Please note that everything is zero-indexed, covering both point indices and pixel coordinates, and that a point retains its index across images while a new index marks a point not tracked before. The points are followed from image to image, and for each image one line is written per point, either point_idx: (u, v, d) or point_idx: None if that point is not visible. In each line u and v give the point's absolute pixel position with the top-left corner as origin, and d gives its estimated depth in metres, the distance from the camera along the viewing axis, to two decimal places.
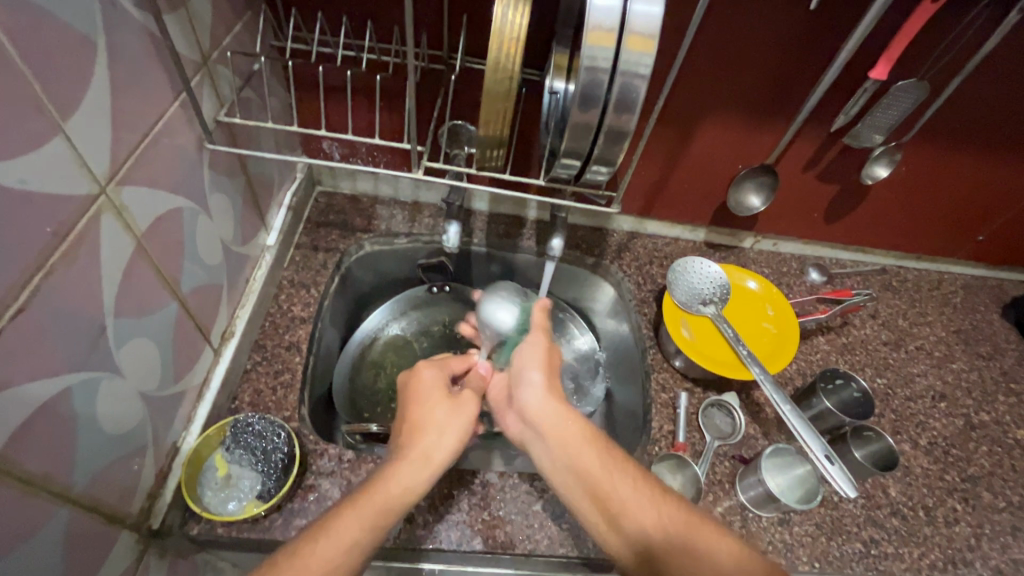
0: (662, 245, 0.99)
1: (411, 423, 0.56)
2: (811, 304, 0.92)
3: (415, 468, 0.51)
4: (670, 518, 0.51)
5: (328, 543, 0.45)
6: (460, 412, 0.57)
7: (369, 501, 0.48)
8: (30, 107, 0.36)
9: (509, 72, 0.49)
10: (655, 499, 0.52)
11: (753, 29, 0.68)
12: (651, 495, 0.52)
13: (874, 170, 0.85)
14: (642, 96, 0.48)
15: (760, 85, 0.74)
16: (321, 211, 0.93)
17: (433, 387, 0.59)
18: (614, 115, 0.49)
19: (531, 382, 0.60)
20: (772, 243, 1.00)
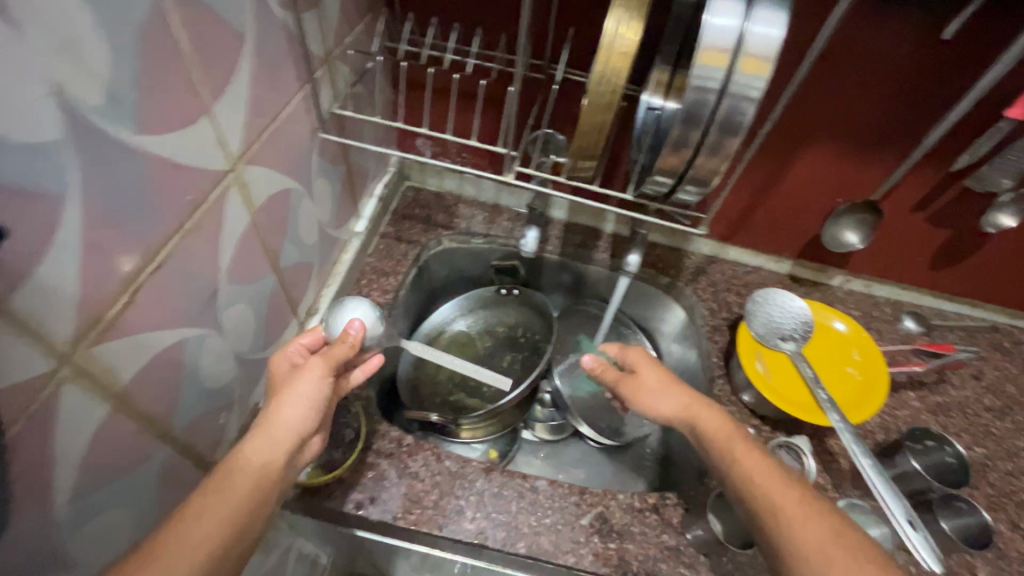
0: (741, 273, 0.95)
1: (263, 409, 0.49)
2: (904, 356, 0.86)
3: (271, 451, 0.45)
4: (782, 500, 0.47)
5: (179, 541, 0.37)
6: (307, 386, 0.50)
7: (221, 491, 0.41)
8: (191, 90, 0.40)
9: (614, 85, 0.49)
10: (777, 480, 0.49)
11: (875, 56, 0.64)
12: (770, 473, 0.50)
13: (997, 219, 0.77)
14: (748, 120, 0.47)
15: (874, 116, 0.70)
16: (406, 204, 0.98)
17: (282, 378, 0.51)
18: (716, 135, 0.48)
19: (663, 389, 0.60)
20: (864, 284, 0.94)
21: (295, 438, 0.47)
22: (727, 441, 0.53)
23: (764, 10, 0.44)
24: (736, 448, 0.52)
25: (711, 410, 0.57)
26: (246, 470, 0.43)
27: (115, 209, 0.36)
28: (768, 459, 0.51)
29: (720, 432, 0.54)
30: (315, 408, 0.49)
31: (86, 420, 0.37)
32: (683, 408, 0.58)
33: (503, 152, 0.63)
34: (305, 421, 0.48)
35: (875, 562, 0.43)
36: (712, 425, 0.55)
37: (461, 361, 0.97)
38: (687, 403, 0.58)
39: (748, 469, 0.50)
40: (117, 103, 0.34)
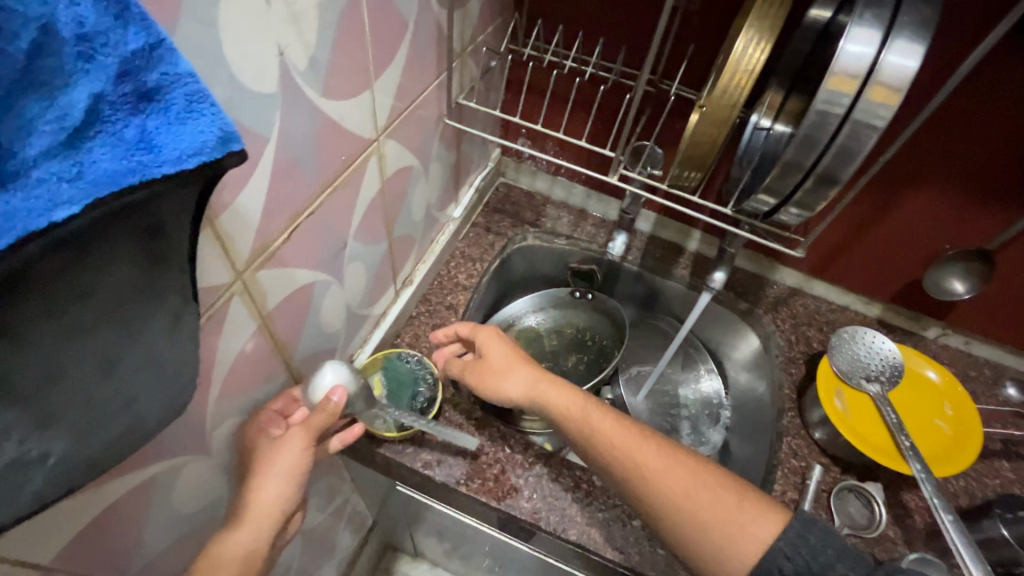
0: (825, 310, 0.93)
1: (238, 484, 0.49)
2: (1002, 421, 0.81)
3: (250, 538, 0.47)
4: (655, 468, 0.54)
5: None
6: (280, 470, 0.49)
7: None
8: (364, 66, 0.47)
9: (733, 103, 0.51)
10: (631, 440, 0.56)
11: (1011, 102, 0.62)
12: (629, 437, 0.57)
13: None
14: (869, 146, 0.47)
15: (1002, 162, 0.67)
16: (499, 198, 1.03)
17: (255, 450, 0.49)
18: (831, 161, 0.49)
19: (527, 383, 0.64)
20: (964, 340, 0.89)
21: (276, 515, 0.49)
22: (583, 415, 0.60)
23: (902, 41, 0.44)
24: (590, 421, 0.59)
25: (555, 385, 0.63)
26: (232, 560, 0.46)
27: (294, 158, 0.42)
28: (622, 422, 0.58)
29: (572, 406, 0.61)
30: (294, 484, 0.50)
31: (239, 332, 0.44)
32: (555, 394, 0.62)
33: (611, 155, 0.68)
34: (284, 493, 0.50)
35: (762, 509, 0.51)
36: (560, 404, 0.61)
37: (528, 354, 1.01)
38: (531, 383, 0.64)
39: (607, 437, 0.57)
40: (315, 70, 0.40)
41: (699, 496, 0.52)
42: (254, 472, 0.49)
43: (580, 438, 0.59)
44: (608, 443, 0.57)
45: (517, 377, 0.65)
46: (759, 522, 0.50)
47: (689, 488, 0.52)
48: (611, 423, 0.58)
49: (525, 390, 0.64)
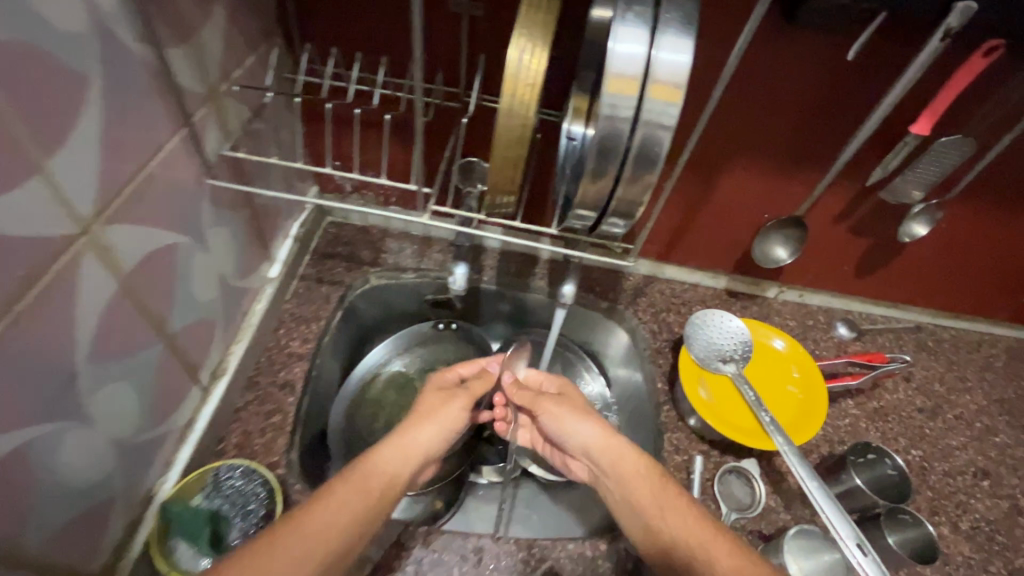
0: (680, 291, 0.94)
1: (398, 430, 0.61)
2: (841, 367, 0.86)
3: (377, 484, 0.55)
4: (713, 555, 0.51)
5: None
6: (433, 424, 0.63)
7: (298, 540, 0.47)
8: (7, 148, 0.33)
9: (524, 119, 0.45)
10: (690, 520, 0.55)
11: (787, 75, 0.64)
12: (695, 519, 0.55)
13: (913, 229, 0.79)
14: (665, 149, 0.44)
15: (791, 133, 0.70)
16: (329, 241, 0.91)
17: (431, 404, 0.66)
18: (634, 167, 0.45)
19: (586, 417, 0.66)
20: (798, 294, 0.95)
21: (419, 455, 0.60)
22: (656, 477, 0.59)
23: (670, 36, 0.42)
24: (665, 490, 0.58)
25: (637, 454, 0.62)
26: (382, 474, 0.56)
27: None
28: (694, 508, 0.56)
29: (649, 475, 0.60)
30: (445, 433, 0.63)
31: None
32: (616, 446, 0.63)
33: (416, 188, 0.57)
34: (433, 440, 0.62)
35: None
36: (634, 469, 0.60)
37: (399, 405, 0.91)
38: (610, 443, 0.63)
39: (675, 511, 0.56)
40: None
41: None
42: (423, 416, 0.64)
43: (633, 504, 0.58)
44: (666, 510, 0.56)
45: (585, 428, 0.65)
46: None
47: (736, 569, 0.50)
48: (678, 500, 0.57)
49: (599, 444, 0.63)
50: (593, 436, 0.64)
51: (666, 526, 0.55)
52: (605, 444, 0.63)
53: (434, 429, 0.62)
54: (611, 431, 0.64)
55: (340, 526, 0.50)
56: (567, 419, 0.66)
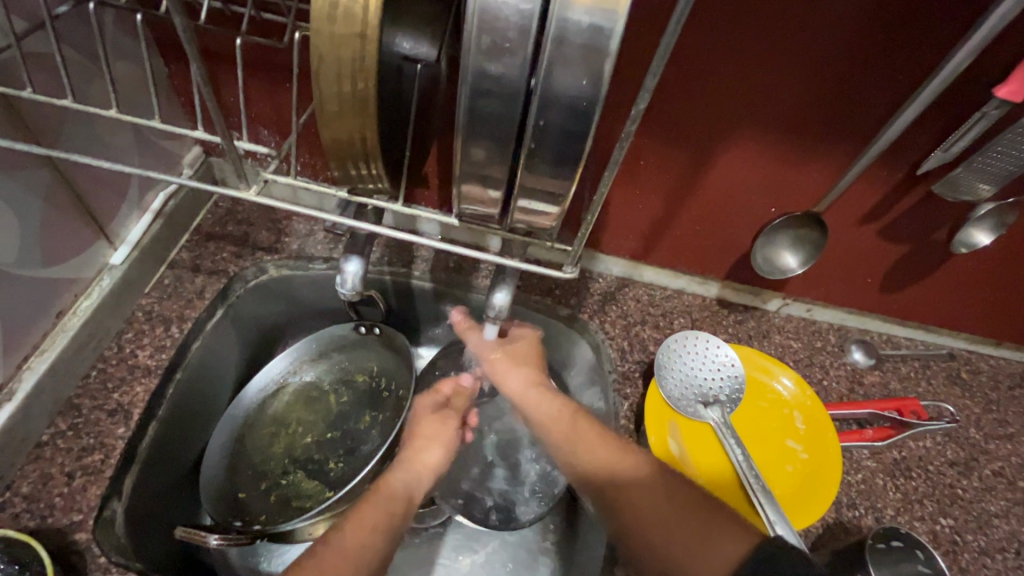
0: (660, 298, 0.73)
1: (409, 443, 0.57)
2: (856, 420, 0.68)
3: (399, 501, 0.52)
4: (639, 497, 0.47)
5: None
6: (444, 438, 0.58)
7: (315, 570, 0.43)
8: None
9: (360, 25, 0.27)
10: (608, 460, 0.50)
11: (814, 5, 0.44)
12: (609, 452, 0.50)
13: (970, 237, 0.60)
14: (600, 79, 0.26)
15: (813, 97, 0.51)
16: (216, 218, 0.70)
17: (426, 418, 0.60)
18: (544, 106, 0.27)
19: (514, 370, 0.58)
20: (806, 308, 0.76)
21: (428, 476, 0.56)
22: (573, 420, 0.54)
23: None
24: (578, 430, 0.53)
25: (545, 396, 0.56)
26: (397, 492, 0.53)
27: None
28: (607, 441, 0.51)
29: (560, 422, 0.54)
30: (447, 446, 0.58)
31: None
32: (539, 398, 0.56)
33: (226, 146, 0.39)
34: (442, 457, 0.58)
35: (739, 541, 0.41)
36: (548, 418, 0.55)
37: (304, 425, 0.71)
38: (529, 388, 0.57)
39: (592, 456, 0.51)
40: None
41: (682, 528, 0.44)
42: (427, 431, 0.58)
43: (564, 453, 0.53)
44: (587, 456, 0.51)
45: (513, 375, 0.58)
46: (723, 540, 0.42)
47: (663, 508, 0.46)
48: (594, 440, 0.51)
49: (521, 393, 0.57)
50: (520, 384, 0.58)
51: (575, 458, 0.51)
52: (534, 401, 0.56)
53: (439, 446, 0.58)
54: (534, 373, 0.58)
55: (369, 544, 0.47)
56: (502, 370, 0.58)
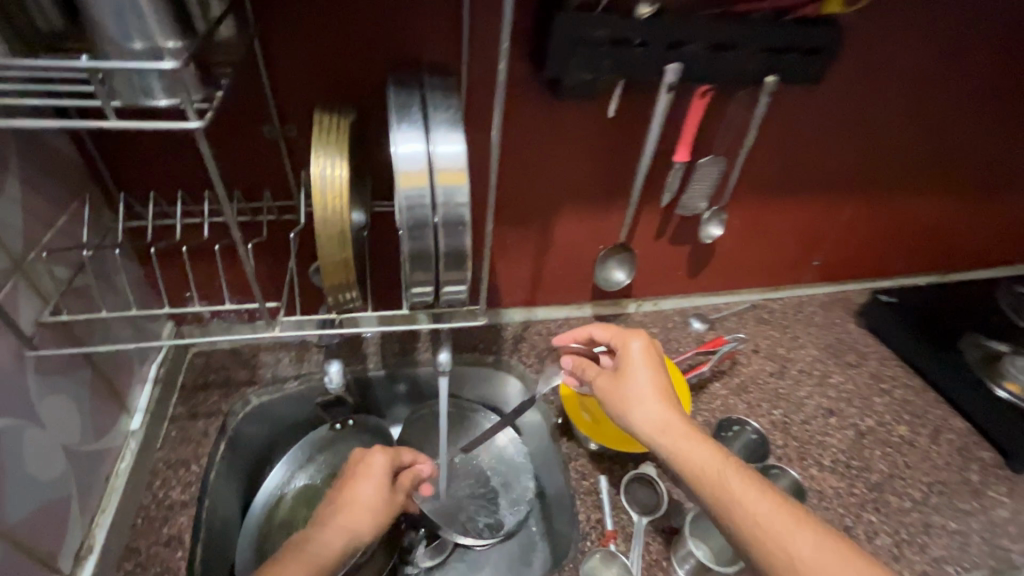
0: (555, 328, 1.01)
1: (340, 500, 0.65)
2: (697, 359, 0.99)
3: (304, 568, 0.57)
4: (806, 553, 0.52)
5: None
6: (372, 500, 0.66)
7: None
8: None
9: (341, 224, 0.50)
10: (770, 507, 0.55)
11: (569, 134, 0.75)
12: (773, 505, 0.55)
13: (709, 230, 0.94)
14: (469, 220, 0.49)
15: (593, 178, 0.81)
16: (197, 372, 0.85)
17: (356, 474, 0.68)
18: (446, 237, 0.50)
19: (648, 397, 0.66)
20: (653, 303, 1.08)
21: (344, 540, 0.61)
22: (720, 473, 0.58)
23: (443, 132, 0.48)
24: (728, 482, 0.57)
25: (697, 445, 0.61)
26: (307, 556, 0.58)
27: None
28: (768, 493, 0.56)
29: (712, 470, 0.59)
30: (370, 509, 0.65)
31: None
32: (671, 428, 0.63)
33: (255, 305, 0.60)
34: (385, 514, 0.66)
35: None
36: (695, 461, 0.60)
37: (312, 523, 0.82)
38: (665, 423, 0.64)
39: (753, 504, 0.55)
40: None
41: None
42: (349, 498, 0.65)
43: (716, 498, 0.57)
44: (749, 502, 0.55)
45: (652, 408, 0.65)
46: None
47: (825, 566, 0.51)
48: (752, 489, 0.56)
49: (651, 424, 0.64)
50: (654, 415, 0.64)
51: (737, 506, 0.56)
52: (663, 429, 0.63)
53: (382, 502, 0.66)
54: (669, 408, 0.65)
55: None
56: (647, 398, 0.66)
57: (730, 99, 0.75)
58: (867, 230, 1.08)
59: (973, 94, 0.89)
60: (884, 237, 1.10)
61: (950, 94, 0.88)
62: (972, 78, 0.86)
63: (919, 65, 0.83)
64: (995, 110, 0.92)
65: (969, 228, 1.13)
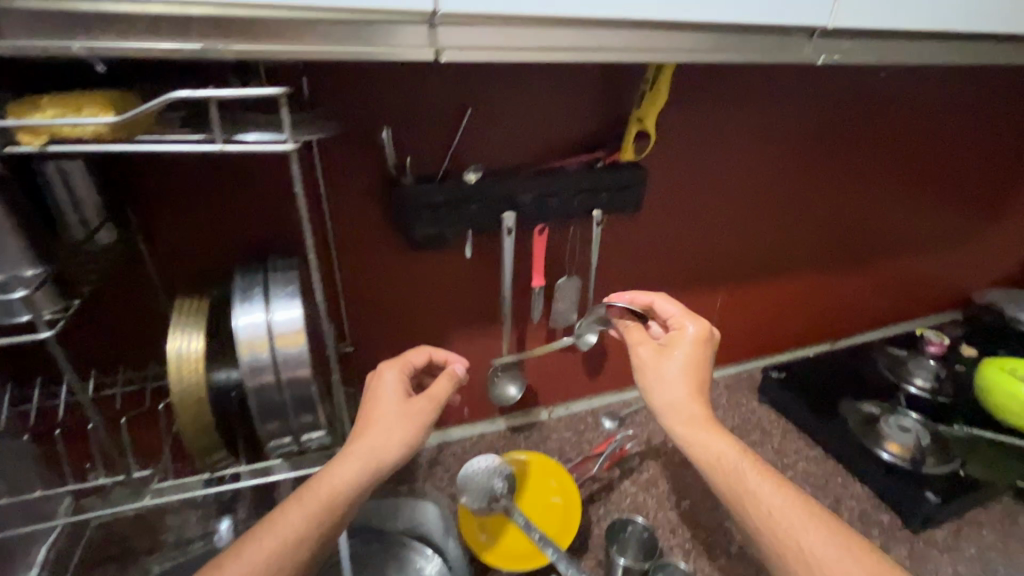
0: (470, 446, 1.05)
1: (362, 425, 0.67)
2: (590, 465, 1.01)
3: (323, 494, 0.59)
4: (813, 540, 0.56)
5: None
6: (393, 422, 0.66)
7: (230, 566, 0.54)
8: None
9: (200, 389, 0.56)
10: (784, 500, 0.60)
11: (439, 276, 0.85)
12: (787, 501, 0.60)
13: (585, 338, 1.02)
14: (310, 373, 0.57)
15: (470, 309, 0.91)
16: (94, 547, 0.84)
17: (375, 399, 0.70)
18: (292, 392, 0.56)
19: (673, 377, 0.70)
20: (565, 407, 1.14)
21: (365, 462, 0.62)
22: (736, 464, 0.63)
23: (282, 301, 0.57)
24: (744, 477, 0.62)
25: (717, 434, 0.65)
26: (326, 484, 0.60)
27: None
28: (783, 488, 0.61)
29: (733, 458, 0.63)
30: (388, 428, 0.65)
31: None
32: (692, 413, 0.67)
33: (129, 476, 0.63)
34: (413, 433, 0.66)
35: None
36: (713, 449, 0.64)
37: None
38: (691, 413, 0.67)
39: (767, 497, 0.60)
40: None
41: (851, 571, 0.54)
42: (365, 425, 0.66)
43: (731, 489, 0.62)
44: (761, 491, 0.60)
45: (675, 373, 0.70)
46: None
47: (830, 555, 0.55)
48: (768, 484, 0.61)
49: (670, 402, 0.68)
50: (685, 405, 0.68)
51: (753, 495, 0.60)
52: (683, 410, 0.67)
53: (403, 422, 0.66)
54: (695, 391, 0.69)
55: (277, 544, 0.56)
56: (672, 377, 0.70)
57: (568, 229, 0.87)
58: (750, 316, 1.19)
59: (801, 197, 1.05)
60: (770, 318, 1.22)
61: (779, 204, 1.03)
62: (802, 181, 1.02)
63: (746, 185, 0.98)
64: (824, 208, 1.09)
65: (841, 299, 1.27)
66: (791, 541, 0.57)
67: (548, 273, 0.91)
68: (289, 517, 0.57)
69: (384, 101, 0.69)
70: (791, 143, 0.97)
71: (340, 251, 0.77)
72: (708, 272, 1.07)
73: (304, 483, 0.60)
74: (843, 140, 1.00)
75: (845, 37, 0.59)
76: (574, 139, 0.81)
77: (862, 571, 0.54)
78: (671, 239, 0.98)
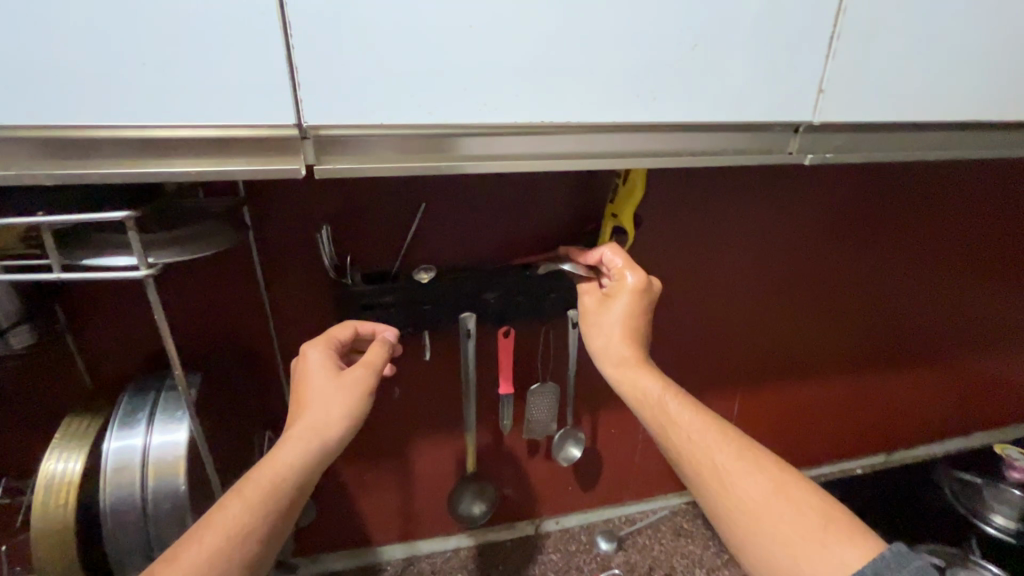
0: (440, 565, 0.90)
1: (294, 406, 0.52)
2: None
3: (266, 479, 0.45)
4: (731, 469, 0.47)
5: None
6: (327, 382, 0.53)
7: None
8: None
9: (68, 530, 0.49)
10: (712, 437, 0.49)
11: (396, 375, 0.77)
12: (713, 434, 0.50)
13: (568, 453, 0.91)
14: (184, 509, 0.50)
15: (433, 411, 0.81)
16: None
17: (307, 369, 0.55)
18: (159, 529, 0.50)
19: (610, 322, 0.59)
20: (555, 521, 0.98)
21: (313, 435, 0.49)
22: (662, 402, 0.52)
23: (165, 422, 0.51)
24: (667, 408, 0.52)
25: (647, 372, 0.55)
26: (268, 468, 0.46)
27: None
28: (710, 422, 0.51)
29: (659, 394, 0.53)
30: (322, 381, 0.53)
31: None
32: (620, 351, 0.57)
33: None
34: (358, 400, 0.52)
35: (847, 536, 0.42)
36: (636, 391, 0.54)
37: None
38: (620, 353, 0.57)
39: (697, 436, 0.50)
40: None
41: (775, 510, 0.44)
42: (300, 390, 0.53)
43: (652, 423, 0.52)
44: (690, 428, 0.50)
45: (618, 310, 0.59)
46: (839, 546, 0.42)
47: (756, 494, 0.46)
48: (699, 421, 0.51)
49: (605, 345, 0.59)
50: (617, 349, 0.58)
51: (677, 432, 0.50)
52: (617, 352, 0.57)
53: (344, 393, 0.52)
54: (627, 324, 0.59)
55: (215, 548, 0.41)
56: (610, 321, 0.60)
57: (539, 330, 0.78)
58: (776, 422, 1.01)
59: (842, 287, 0.90)
60: (811, 420, 1.04)
61: (807, 300, 0.89)
62: (834, 272, 0.88)
63: (771, 273, 0.85)
64: (867, 301, 0.93)
65: (893, 405, 1.07)
66: (705, 461, 0.48)
67: (520, 376, 0.81)
68: (226, 514, 0.43)
69: (330, 199, 0.64)
70: (818, 233, 0.84)
71: (284, 350, 0.70)
72: (723, 372, 0.92)
73: (241, 478, 0.46)
74: (883, 228, 0.87)
75: (837, 132, 0.49)
76: (544, 234, 0.73)
77: (793, 511, 0.44)
78: (673, 337, 0.85)
